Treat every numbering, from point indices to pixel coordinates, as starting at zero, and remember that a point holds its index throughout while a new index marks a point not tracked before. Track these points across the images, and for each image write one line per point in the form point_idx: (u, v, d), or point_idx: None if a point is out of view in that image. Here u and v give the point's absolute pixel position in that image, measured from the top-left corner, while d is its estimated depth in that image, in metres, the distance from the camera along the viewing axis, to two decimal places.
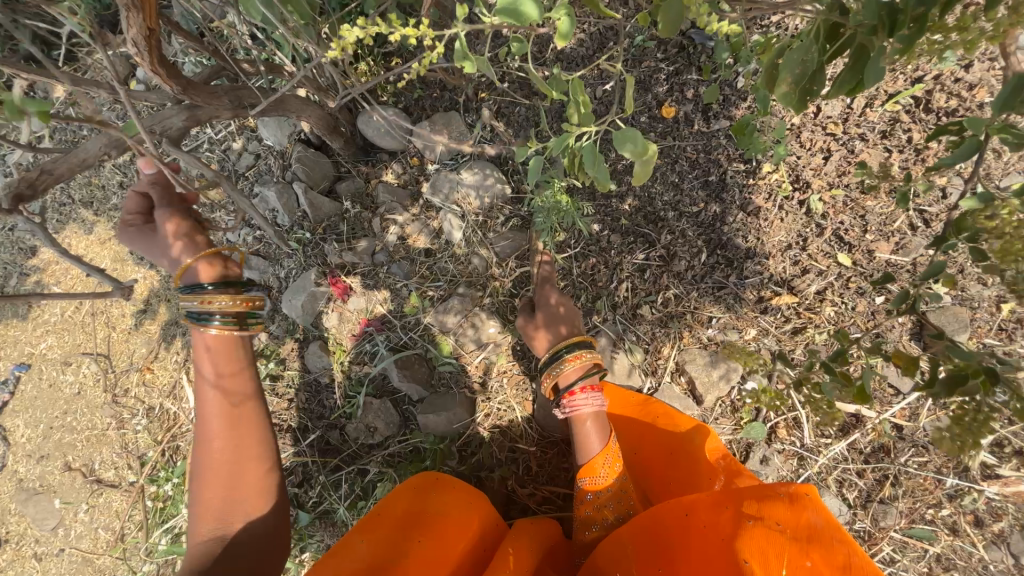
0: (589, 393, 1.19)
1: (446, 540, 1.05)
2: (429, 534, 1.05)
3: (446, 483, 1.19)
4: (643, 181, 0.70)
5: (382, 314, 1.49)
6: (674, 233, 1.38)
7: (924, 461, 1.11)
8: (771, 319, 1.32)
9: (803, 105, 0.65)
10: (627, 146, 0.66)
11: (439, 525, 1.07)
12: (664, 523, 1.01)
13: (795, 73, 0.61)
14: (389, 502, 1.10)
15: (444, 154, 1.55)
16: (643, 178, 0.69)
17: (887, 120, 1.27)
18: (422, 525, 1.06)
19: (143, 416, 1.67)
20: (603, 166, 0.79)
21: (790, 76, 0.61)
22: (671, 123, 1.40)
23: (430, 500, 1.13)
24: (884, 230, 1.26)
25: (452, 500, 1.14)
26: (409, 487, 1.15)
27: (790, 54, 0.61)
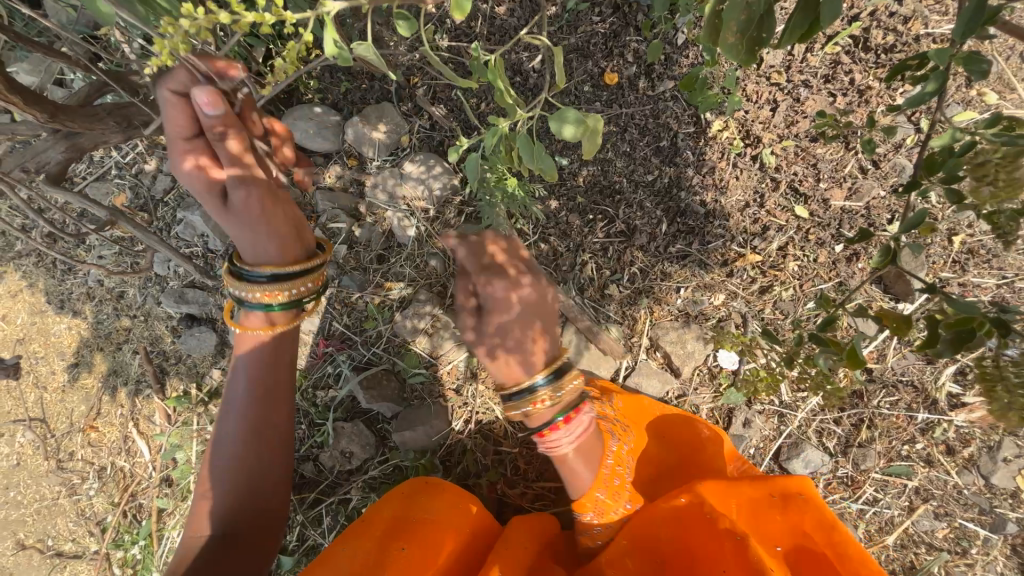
0: (570, 427, 0.99)
1: (434, 546, 1.00)
2: (416, 540, 0.99)
3: (435, 486, 1.14)
4: (594, 154, 0.67)
5: (340, 332, 1.39)
6: (633, 205, 1.33)
7: (895, 400, 1.14)
8: (738, 281, 1.30)
9: (752, 58, 0.58)
10: (568, 125, 0.64)
11: (427, 531, 1.02)
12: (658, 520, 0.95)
13: (741, 21, 0.53)
14: (376, 512, 1.05)
15: (382, 150, 1.44)
16: (593, 151, 0.65)
17: (829, 63, 1.24)
18: (409, 530, 1.00)
19: (96, 478, 1.53)
20: (546, 157, 0.77)
21: (734, 26, 0.53)
22: (615, 90, 1.33)
23: (422, 507, 1.07)
24: (836, 176, 1.25)
25: (442, 501, 1.10)
26: (397, 493, 1.10)
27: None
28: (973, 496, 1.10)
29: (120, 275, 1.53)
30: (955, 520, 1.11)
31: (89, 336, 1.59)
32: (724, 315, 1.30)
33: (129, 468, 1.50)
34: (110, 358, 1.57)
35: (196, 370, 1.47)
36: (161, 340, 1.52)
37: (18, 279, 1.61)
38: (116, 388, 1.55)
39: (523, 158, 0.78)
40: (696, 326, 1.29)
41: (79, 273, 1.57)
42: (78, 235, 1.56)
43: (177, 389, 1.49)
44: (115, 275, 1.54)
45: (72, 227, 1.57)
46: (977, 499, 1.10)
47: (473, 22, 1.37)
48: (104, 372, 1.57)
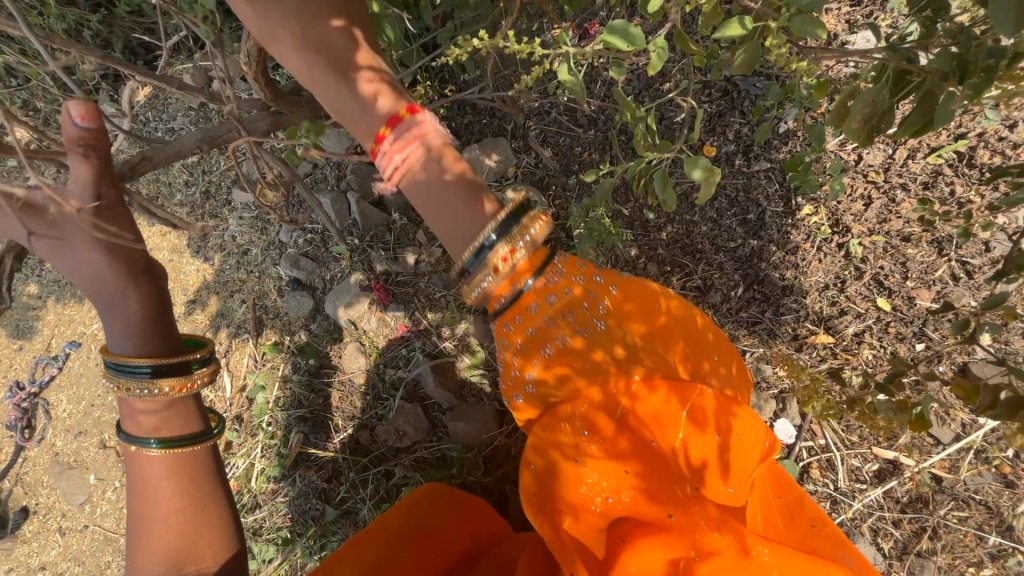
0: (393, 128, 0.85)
1: (434, 553, 1.05)
2: (415, 548, 1.03)
3: (443, 495, 1.16)
4: (708, 201, 0.74)
5: (419, 322, 1.55)
6: (712, 265, 1.42)
7: (965, 516, 1.08)
8: (806, 357, 1.32)
9: (869, 143, 0.67)
10: (697, 168, 0.72)
11: (427, 539, 1.06)
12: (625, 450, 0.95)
13: (865, 112, 0.63)
14: (382, 519, 1.07)
15: (492, 176, 1.67)
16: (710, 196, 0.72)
17: (929, 172, 1.30)
18: (411, 538, 1.04)
19: None
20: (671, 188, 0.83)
21: (859, 115, 0.63)
22: (712, 161, 1.46)
23: (425, 515, 1.10)
24: (925, 278, 1.27)
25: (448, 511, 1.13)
26: (405, 502, 1.12)
27: (859, 95, 0.64)
28: None
29: (251, 234, 1.81)
30: None
31: (211, 279, 1.85)
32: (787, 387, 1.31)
33: (211, 399, 1.70)
34: (222, 301, 1.81)
35: (289, 327, 1.67)
36: (267, 296, 1.74)
37: (171, 222, 1.93)
38: (219, 328, 1.78)
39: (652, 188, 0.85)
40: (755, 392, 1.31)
41: (219, 227, 1.87)
42: (228, 196, 1.87)
43: (269, 339, 1.69)
44: (247, 234, 1.82)
45: (225, 189, 1.89)
46: None
47: (595, 85, 1.59)
48: (213, 312, 1.81)
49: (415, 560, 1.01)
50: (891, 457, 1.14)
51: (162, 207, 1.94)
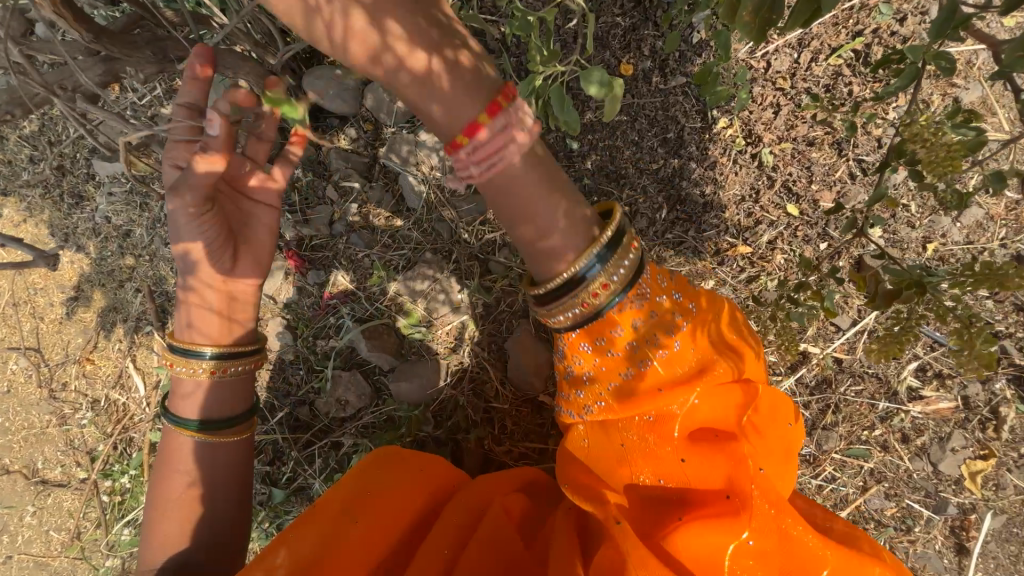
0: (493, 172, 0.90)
1: (391, 515, 1.03)
2: (369, 515, 1.00)
3: (406, 456, 1.12)
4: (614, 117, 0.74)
5: (344, 286, 1.46)
6: (636, 190, 1.41)
7: (861, 389, 1.23)
8: (728, 269, 1.38)
9: (763, 39, 0.64)
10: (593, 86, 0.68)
11: (383, 502, 1.03)
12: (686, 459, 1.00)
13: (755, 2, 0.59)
14: (335, 489, 1.03)
15: (400, 117, 1.54)
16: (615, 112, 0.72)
17: (830, 73, 1.32)
18: (362, 505, 1.01)
19: (88, 409, 1.55)
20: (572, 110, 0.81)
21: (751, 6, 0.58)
22: (629, 80, 1.40)
23: (377, 478, 1.05)
24: (827, 179, 1.34)
25: (412, 470, 1.10)
26: (362, 467, 1.08)
27: None
28: (921, 481, 1.18)
29: (128, 213, 1.55)
30: (903, 500, 1.19)
31: (91, 271, 1.60)
32: None
33: (124, 401, 1.53)
34: (110, 294, 1.59)
35: None
36: (165, 281, 1.54)
37: (22, 209, 1.61)
38: (114, 324, 1.57)
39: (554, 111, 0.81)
40: None
41: (86, 208, 1.58)
42: (88, 170, 1.57)
43: (178, 328, 1.53)
44: (123, 213, 1.56)
45: (83, 162, 1.58)
46: (924, 483, 1.18)
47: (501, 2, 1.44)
48: (103, 307, 1.59)
49: (367, 528, 0.99)
50: (802, 349, 1.25)
51: (6, 191, 1.61)
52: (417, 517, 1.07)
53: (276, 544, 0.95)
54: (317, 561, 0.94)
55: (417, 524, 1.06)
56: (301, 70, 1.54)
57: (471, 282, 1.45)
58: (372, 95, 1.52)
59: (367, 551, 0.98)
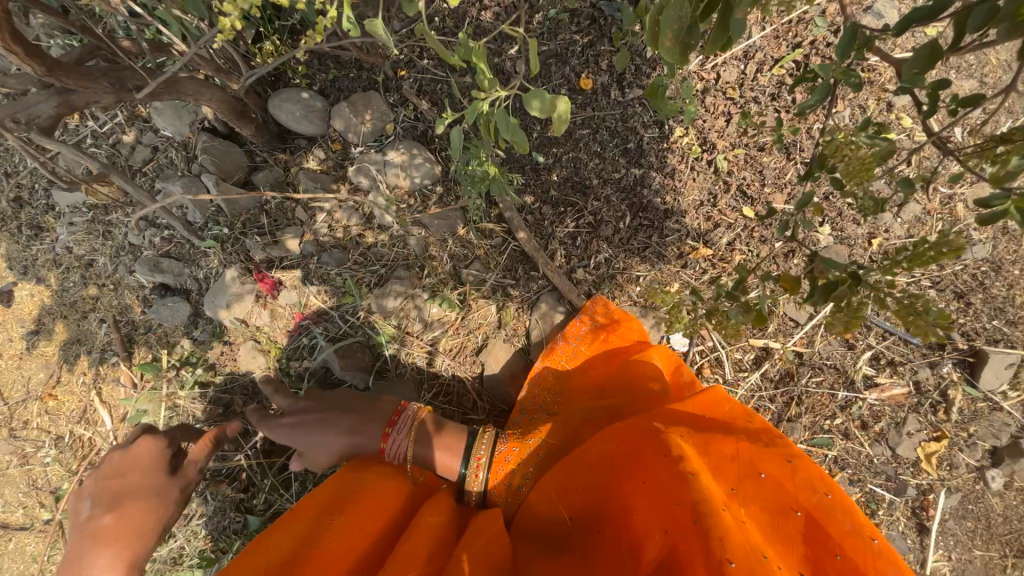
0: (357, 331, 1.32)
1: (369, 517, 1.06)
2: (346, 514, 1.05)
3: (374, 463, 1.24)
4: (564, 134, 0.70)
5: (317, 305, 1.47)
6: (600, 199, 1.46)
7: (821, 380, 1.28)
8: (691, 272, 1.44)
9: (684, 61, 0.66)
10: (537, 106, 0.67)
11: (361, 500, 1.10)
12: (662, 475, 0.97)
13: (675, 29, 0.61)
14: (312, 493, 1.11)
15: (368, 136, 1.57)
16: (563, 130, 0.69)
17: (775, 83, 1.41)
18: (340, 506, 1.07)
19: (51, 446, 1.50)
20: (519, 129, 0.72)
21: (670, 33, 0.61)
22: (589, 94, 1.46)
23: (352, 483, 1.15)
24: (778, 183, 1.41)
25: (377, 474, 1.20)
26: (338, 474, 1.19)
27: (669, 10, 0.59)
28: (882, 465, 1.23)
29: (91, 242, 1.53)
30: (866, 485, 1.23)
31: (52, 303, 1.56)
32: None
33: (90, 436, 1.49)
34: (74, 326, 1.55)
35: (167, 339, 1.49)
36: (131, 309, 1.52)
37: None
38: (78, 356, 1.53)
39: (500, 133, 0.74)
40: (651, 313, 1.44)
41: (46, 238, 1.55)
42: (47, 199, 1.54)
43: (145, 357, 1.50)
44: (85, 242, 1.53)
45: (41, 192, 1.55)
46: (885, 468, 1.23)
47: (462, 22, 1.48)
48: (66, 340, 1.55)
49: (345, 524, 1.02)
50: (763, 344, 1.31)
51: None
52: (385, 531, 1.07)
53: (264, 543, 0.97)
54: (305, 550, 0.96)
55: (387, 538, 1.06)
56: (266, 93, 1.56)
57: (444, 295, 1.47)
58: (339, 116, 1.55)
59: (350, 545, 0.98)
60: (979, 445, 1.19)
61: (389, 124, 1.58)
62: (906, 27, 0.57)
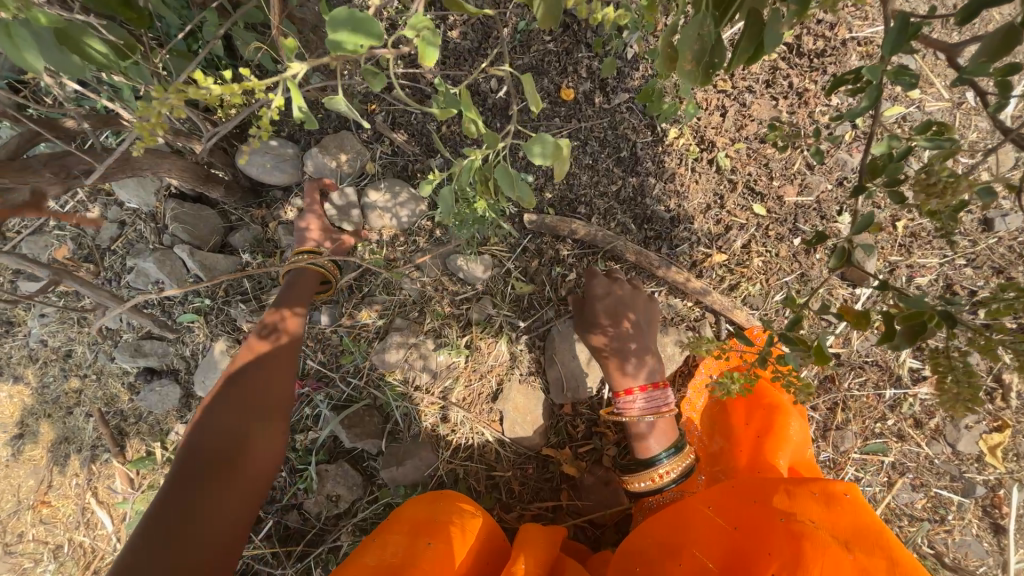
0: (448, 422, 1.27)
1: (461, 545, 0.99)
2: (442, 538, 0.98)
3: (452, 495, 1.12)
4: (565, 176, 0.71)
5: (315, 370, 1.37)
6: (600, 215, 1.37)
7: (864, 380, 1.19)
8: (708, 280, 1.34)
9: (707, 81, 0.60)
10: (538, 157, 0.64)
11: (455, 531, 1.00)
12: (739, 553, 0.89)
13: (695, 50, 0.55)
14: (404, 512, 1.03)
15: (346, 180, 1.48)
16: (564, 174, 0.68)
17: (768, 69, 1.32)
18: (434, 527, 1.00)
19: (52, 558, 1.39)
20: (522, 185, 0.77)
21: (691, 55, 0.55)
22: (572, 105, 1.37)
23: (443, 509, 1.05)
24: (787, 174, 1.31)
25: (461, 505, 1.08)
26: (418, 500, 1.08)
27: (685, 29, 0.54)
28: (944, 465, 1.14)
29: (66, 333, 1.42)
30: (931, 490, 1.14)
31: (34, 402, 1.45)
32: (698, 316, 1.34)
33: (91, 541, 1.38)
34: (59, 425, 1.44)
35: (161, 426, 1.39)
36: (118, 398, 1.41)
37: None
38: (68, 457, 1.43)
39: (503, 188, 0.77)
40: (673, 330, 1.33)
41: (18, 334, 1.44)
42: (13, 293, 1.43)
43: (139, 449, 1.40)
44: (60, 333, 1.42)
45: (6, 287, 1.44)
46: (947, 467, 1.14)
47: None
48: (53, 440, 1.44)
49: (444, 548, 0.96)
50: None
51: None
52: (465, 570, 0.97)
53: (364, 548, 0.96)
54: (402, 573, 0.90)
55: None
56: (232, 148, 1.47)
57: (450, 340, 1.37)
58: (312, 162, 1.45)
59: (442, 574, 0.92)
60: None
61: (366, 163, 1.48)
62: (970, 14, 0.48)
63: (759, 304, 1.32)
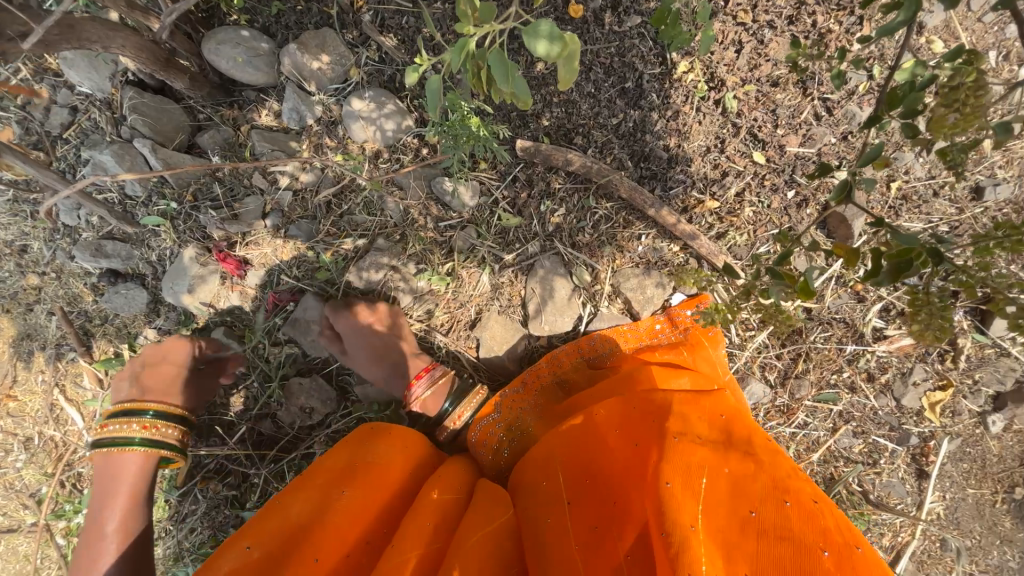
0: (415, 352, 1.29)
1: (380, 485, 1.00)
2: (357, 483, 0.98)
3: (386, 428, 1.11)
4: (573, 82, 0.61)
5: (290, 285, 1.35)
6: (596, 148, 1.31)
7: (829, 335, 1.23)
8: (696, 227, 1.32)
9: None
10: (542, 42, 0.56)
11: (374, 474, 1.00)
12: (631, 465, 0.94)
13: None
14: (327, 458, 1.02)
15: (327, 83, 1.35)
16: (571, 78, 0.60)
17: (794, 3, 1.22)
18: (352, 475, 0.99)
19: (22, 450, 1.40)
20: (520, 79, 0.62)
21: None
22: (580, 23, 1.25)
23: (367, 449, 1.04)
24: (793, 122, 1.26)
25: (397, 442, 1.08)
26: (350, 440, 1.07)
27: None
28: (886, 416, 1.22)
29: (19, 226, 1.33)
30: (869, 437, 1.24)
31: None
32: (682, 262, 1.33)
33: (62, 436, 1.40)
34: (20, 321, 1.39)
35: (129, 330, 1.36)
36: (81, 298, 1.36)
37: None
38: (31, 354, 1.39)
39: (497, 84, 0.63)
40: (655, 274, 1.33)
41: None
42: None
43: (108, 351, 1.38)
44: (12, 226, 1.33)
45: None
46: (889, 418, 1.22)
47: None
48: (14, 336, 1.40)
49: (358, 497, 0.96)
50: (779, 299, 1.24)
51: None
52: (388, 506, 1.00)
53: (270, 511, 0.94)
54: (315, 520, 0.92)
55: (388, 518, 0.98)
56: (199, 34, 1.31)
57: (432, 266, 1.35)
58: (289, 59, 1.31)
59: (357, 522, 0.94)
60: (982, 392, 1.19)
61: (350, 68, 1.35)
62: None
63: (743, 255, 1.32)
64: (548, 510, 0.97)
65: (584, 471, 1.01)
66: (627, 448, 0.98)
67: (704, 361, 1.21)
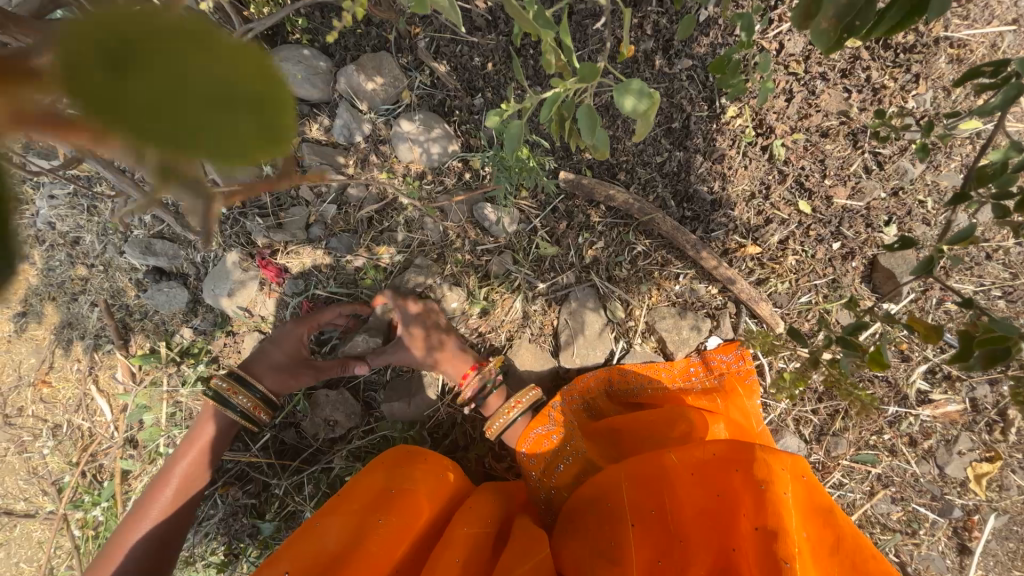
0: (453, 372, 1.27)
1: (418, 513, 1.00)
2: (394, 513, 0.97)
3: (416, 454, 1.12)
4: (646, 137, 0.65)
5: (325, 296, 1.37)
6: (640, 184, 1.32)
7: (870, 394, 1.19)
8: (736, 271, 1.31)
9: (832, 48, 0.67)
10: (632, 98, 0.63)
11: (409, 502, 1.00)
12: (713, 507, 0.95)
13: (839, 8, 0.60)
14: (362, 479, 1.03)
15: (379, 103, 1.39)
16: (646, 133, 0.64)
17: (848, 57, 1.22)
18: (389, 503, 0.99)
19: (50, 437, 1.43)
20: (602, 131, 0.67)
21: (831, 16, 0.61)
22: (631, 63, 1.28)
23: (404, 475, 1.05)
24: (841, 174, 1.25)
25: (426, 471, 1.08)
26: (383, 461, 1.08)
27: None
28: (927, 484, 1.17)
29: (76, 219, 1.38)
30: (909, 505, 1.18)
31: (38, 283, 1.43)
32: (719, 305, 1.32)
33: (90, 426, 1.42)
34: (64, 309, 1.43)
35: (166, 327, 1.39)
36: (124, 293, 1.40)
37: None
38: (71, 342, 1.43)
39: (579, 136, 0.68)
40: (691, 315, 1.32)
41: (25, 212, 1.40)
42: None
43: (143, 346, 1.40)
44: (69, 218, 1.38)
45: None
46: (930, 487, 1.17)
47: None
48: (57, 324, 1.44)
49: (396, 526, 0.96)
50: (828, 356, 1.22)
51: None
52: (420, 539, 1.00)
53: (307, 532, 0.92)
54: (353, 548, 0.90)
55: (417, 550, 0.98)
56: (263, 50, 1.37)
57: (466, 288, 1.36)
58: (345, 79, 1.36)
59: (393, 549, 0.93)
60: None
61: (403, 90, 1.40)
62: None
63: (782, 303, 1.30)
64: (609, 542, 0.96)
65: (645, 503, 0.99)
66: (696, 485, 0.98)
67: (736, 410, 1.22)
